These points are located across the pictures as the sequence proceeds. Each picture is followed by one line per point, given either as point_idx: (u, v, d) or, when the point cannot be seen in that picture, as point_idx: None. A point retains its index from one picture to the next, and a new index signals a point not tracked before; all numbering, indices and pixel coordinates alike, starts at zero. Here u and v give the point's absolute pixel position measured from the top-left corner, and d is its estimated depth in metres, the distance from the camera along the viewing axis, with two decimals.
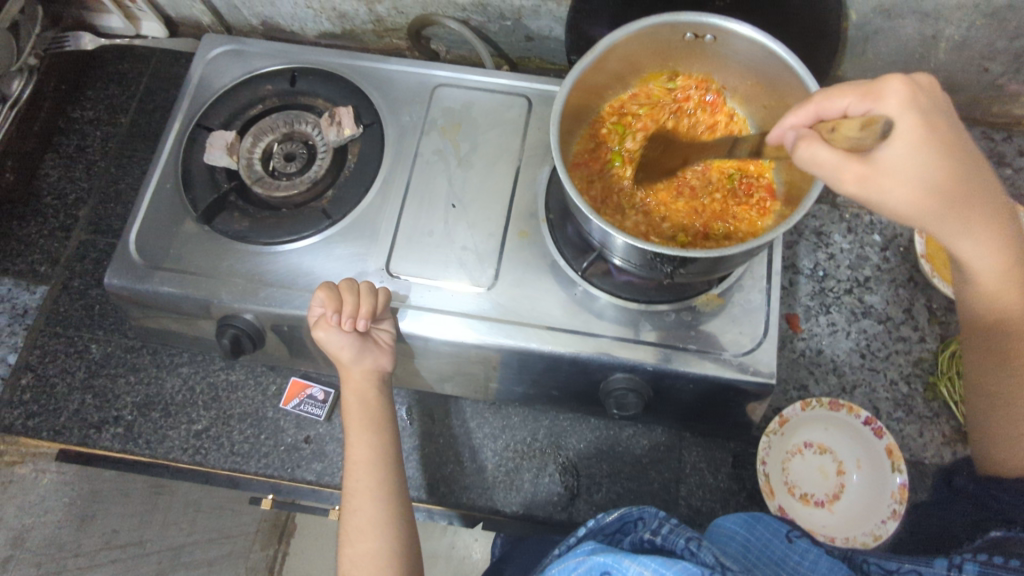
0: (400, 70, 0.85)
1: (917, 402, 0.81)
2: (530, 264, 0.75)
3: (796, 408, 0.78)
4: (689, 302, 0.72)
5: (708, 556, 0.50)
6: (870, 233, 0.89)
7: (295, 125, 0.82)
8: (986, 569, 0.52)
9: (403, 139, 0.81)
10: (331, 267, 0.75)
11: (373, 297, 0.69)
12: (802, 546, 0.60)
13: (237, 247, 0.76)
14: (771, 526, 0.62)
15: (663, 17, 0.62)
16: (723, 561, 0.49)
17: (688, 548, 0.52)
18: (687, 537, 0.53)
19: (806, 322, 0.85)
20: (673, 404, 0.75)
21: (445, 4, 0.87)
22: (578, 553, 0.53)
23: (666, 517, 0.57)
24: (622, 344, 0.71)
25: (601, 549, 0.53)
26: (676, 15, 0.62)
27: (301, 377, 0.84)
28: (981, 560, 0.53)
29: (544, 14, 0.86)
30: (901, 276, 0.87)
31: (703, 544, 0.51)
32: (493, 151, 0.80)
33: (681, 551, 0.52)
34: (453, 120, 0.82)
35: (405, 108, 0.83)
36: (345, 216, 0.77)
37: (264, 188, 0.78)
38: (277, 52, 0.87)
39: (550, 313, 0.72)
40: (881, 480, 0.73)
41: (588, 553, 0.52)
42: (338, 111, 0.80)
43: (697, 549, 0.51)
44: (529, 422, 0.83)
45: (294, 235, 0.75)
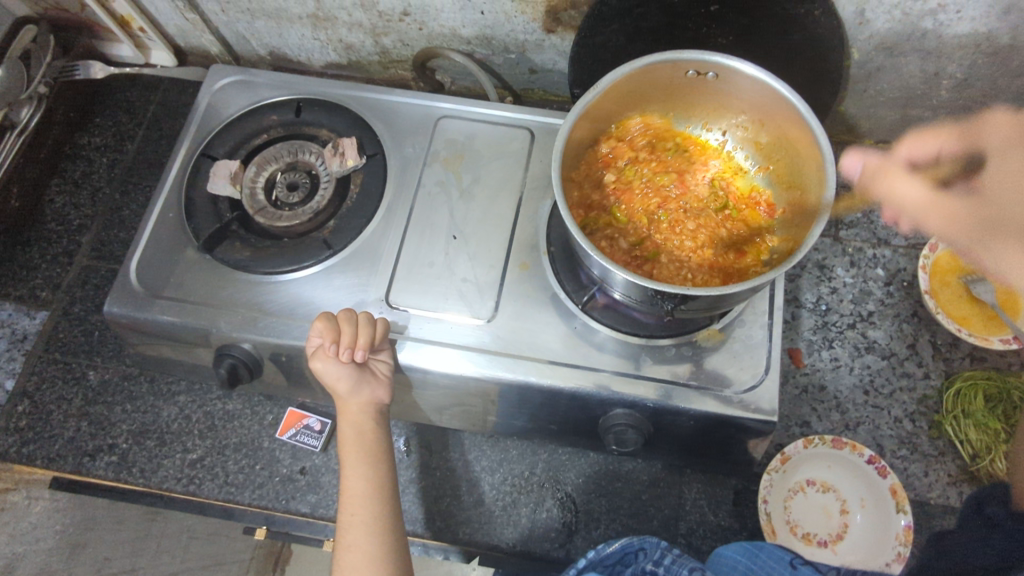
0: (404, 101, 0.86)
1: (922, 440, 0.80)
2: (529, 297, 0.74)
3: (797, 445, 0.76)
4: (690, 337, 0.72)
5: None
6: (873, 267, 0.89)
7: (299, 154, 0.83)
8: None
9: (406, 170, 0.81)
10: (331, 297, 0.75)
11: (371, 327, 0.69)
12: None
13: (237, 276, 0.76)
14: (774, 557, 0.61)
15: (664, 55, 0.63)
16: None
17: None
18: (691, 567, 0.57)
19: (808, 357, 0.84)
20: (673, 440, 0.74)
21: (450, 38, 0.88)
22: None
23: (669, 547, 0.59)
24: (622, 379, 0.70)
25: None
26: (678, 52, 0.62)
27: (298, 408, 0.84)
28: None
29: (547, 48, 0.86)
30: (904, 311, 0.86)
31: None
32: (495, 183, 0.80)
33: None
34: (456, 150, 0.82)
35: (408, 139, 0.83)
36: (346, 246, 0.77)
37: (266, 218, 0.79)
38: (283, 84, 0.88)
39: (550, 347, 0.72)
40: (886, 521, 0.72)
41: None
42: (342, 141, 0.81)
43: None
44: (526, 455, 0.82)
45: (295, 265, 0.76)
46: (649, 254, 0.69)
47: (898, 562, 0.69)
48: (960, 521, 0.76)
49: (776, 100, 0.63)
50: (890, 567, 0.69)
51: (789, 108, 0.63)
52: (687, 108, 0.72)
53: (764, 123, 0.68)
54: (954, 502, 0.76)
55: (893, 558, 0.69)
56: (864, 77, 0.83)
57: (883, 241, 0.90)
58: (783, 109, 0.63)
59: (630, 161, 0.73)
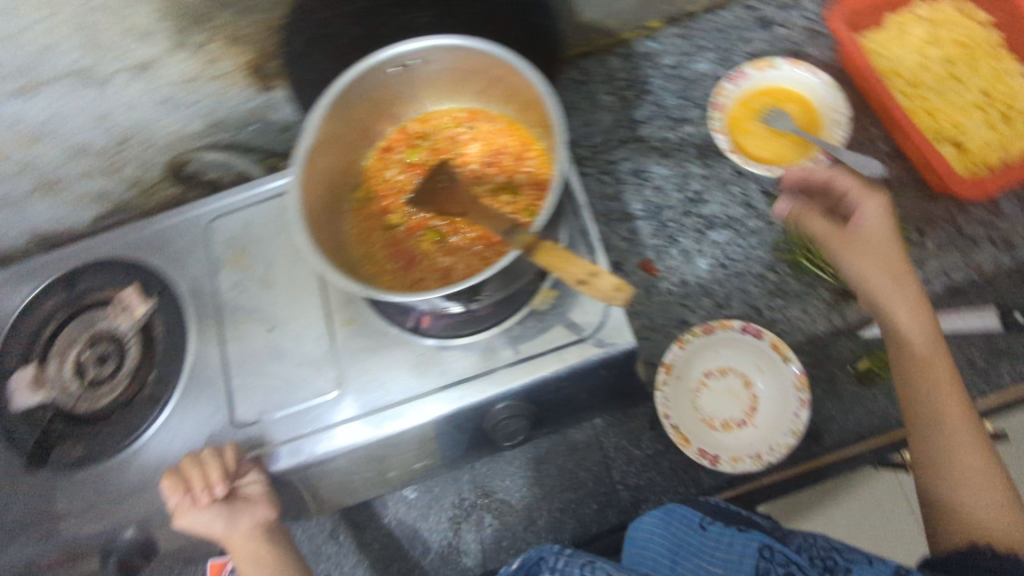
0: (169, 222, 0.82)
1: (790, 283, 0.80)
2: (368, 348, 0.72)
3: (675, 350, 0.76)
4: (528, 308, 0.71)
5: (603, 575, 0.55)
6: (682, 148, 0.87)
7: (93, 324, 0.79)
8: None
9: (200, 287, 0.78)
10: (180, 445, 0.72)
11: (220, 457, 0.67)
12: (716, 531, 0.65)
13: (79, 476, 0.71)
14: (684, 520, 0.67)
15: (355, 69, 0.62)
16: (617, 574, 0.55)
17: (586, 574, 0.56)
18: (582, 563, 0.57)
19: (660, 262, 0.82)
20: (563, 407, 0.74)
21: (181, 139, 0.83)
22: None
23: (563, 550, 0.60)
24: (486, 378, 0.70)
25: None
26: (366, 60, 0.62)
27: (217, 558, 0.78)
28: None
29: (278, 102, 0.82)
30: (726, 174, 0.85)
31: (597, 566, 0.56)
32: (288, 256, 0.77)
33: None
34: (238, 246, 0.79)
35: (189, 257, 0.79)
36: (174, 390, 0.74)
37: (88, 402, 0.75)
38: (49, 264, 0.84)
39: (404, 384, 0.70)
40: (781, 376, 0.73)
41: None
42: (124, 294, 0.78)
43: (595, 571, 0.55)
44: (449, 485, 0.81)
45: (132, 434, 0.72)
46: (445, 253, 0.67)
47: (805, 409, 0.70)
48: (849, 337, 0.77)
49: (475, 58, 0.64)
50: (801, 416, 0.70)
51: (489, 60, 0.63)
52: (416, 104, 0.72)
53: (485, 83, 0.68)
54: (838, 327, 0.77)
55: (799, 407, 0.71)
56: None
57: (680, 120, 0.88)
58: (485, 63, 0.63)
59: (395, 180, 0.73)
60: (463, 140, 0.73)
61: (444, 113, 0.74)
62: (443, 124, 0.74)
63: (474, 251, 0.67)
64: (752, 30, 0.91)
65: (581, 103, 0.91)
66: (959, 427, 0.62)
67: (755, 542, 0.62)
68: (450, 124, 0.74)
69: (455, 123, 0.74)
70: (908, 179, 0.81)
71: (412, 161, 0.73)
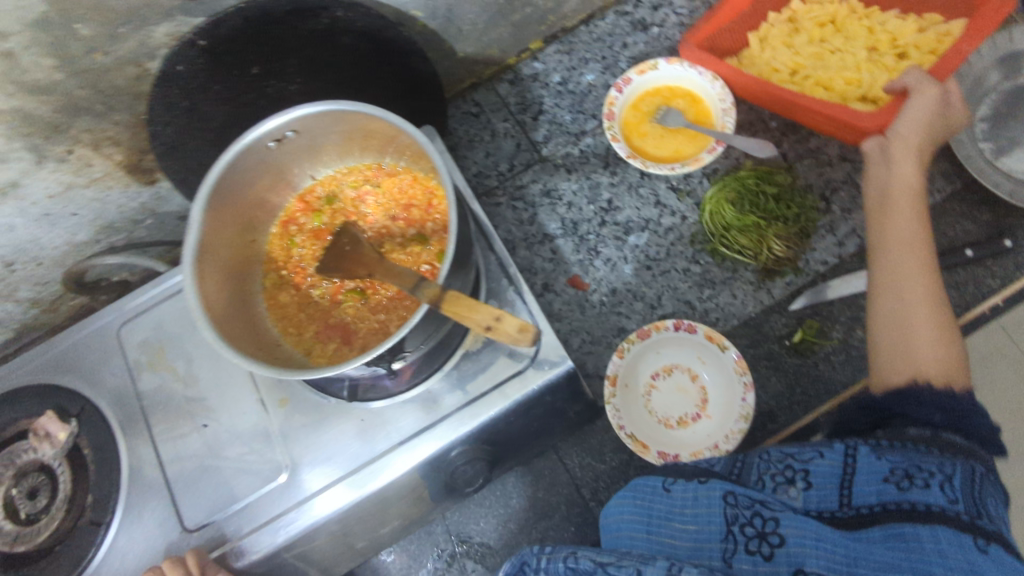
0: (73, 340, 0.77)
1: (715, 271, 0.81)
2: (309, 424, 0.71)
3: (615, 361, 0.74)
4: (461, 350, 0.70)
5: (588, 562, 0.52)
6: (587, 161, 0.88)
7: (13, 460, 0.74)
8: (880, 450, 0.53)
9: (122, 400, 0.74)
10: (135, 565, 0.69)
11: (182, 566, 0.65)
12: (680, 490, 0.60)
13: None
14: (648, 486, 0.62)
15: (232, 152, 0.60)
16: (599, 560, 0.51)
17: (569, 567, 0.52)
18: (565, 556, 0.53)
19: (588, 275, 0.83)
20: (517, 439, 0.73)
21: (75, 249, 0.79)
22: None
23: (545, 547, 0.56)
24: (432, 431, 0.69)
25: None
26: (242, 140, 0.60)
27: None
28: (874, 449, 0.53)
29: (170, 194, 0.80)
30: (633, 178, 0.86)
31: (581, 555, 0.52)
32: (207, 348, 0.74)
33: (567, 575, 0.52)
34: (154, 348, 0.75)
35: (103, 370, 0.75)
36: (115, 513, 0.70)
37: (27, 541, 0.72)
38: None
39: (354, 452, 0.69)
40: (722, 364, 0.74)
41: None
42: (40, 422, 0.74)
43: (577, 562, 0.52)
44: (425, 540, 0.79)
45: (79, 566, 0.69)
46: (366, 318, 0.67)
47: (750, 391, 0.71)
48: (780, 313, 0.78)
49: (354, 118, 0.62)
50: (747, 400, 0.71)
51: (368, 118, 0.62)
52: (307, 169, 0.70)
53: (371, 138, 0.67)
54: (767, 304, 0.79)
55: (744, 391, 0.71)
56: (450, 22, 0.80)
57: (579, 134, 0.89)
58: (365, 121, 0.62)
59: (303, 252, 0.72)
60: (364, 197, 0.73)
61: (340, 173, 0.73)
62: (341, 184, 0.73)
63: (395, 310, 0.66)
64: (631, 34, 0.92)
65: (481, 135, 0.92)
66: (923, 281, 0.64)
67: (718, 491, 0.58)
68: (348, 183, 0.73)
69: (352, 181, 0.73)
70: (803, 150, 0.84)
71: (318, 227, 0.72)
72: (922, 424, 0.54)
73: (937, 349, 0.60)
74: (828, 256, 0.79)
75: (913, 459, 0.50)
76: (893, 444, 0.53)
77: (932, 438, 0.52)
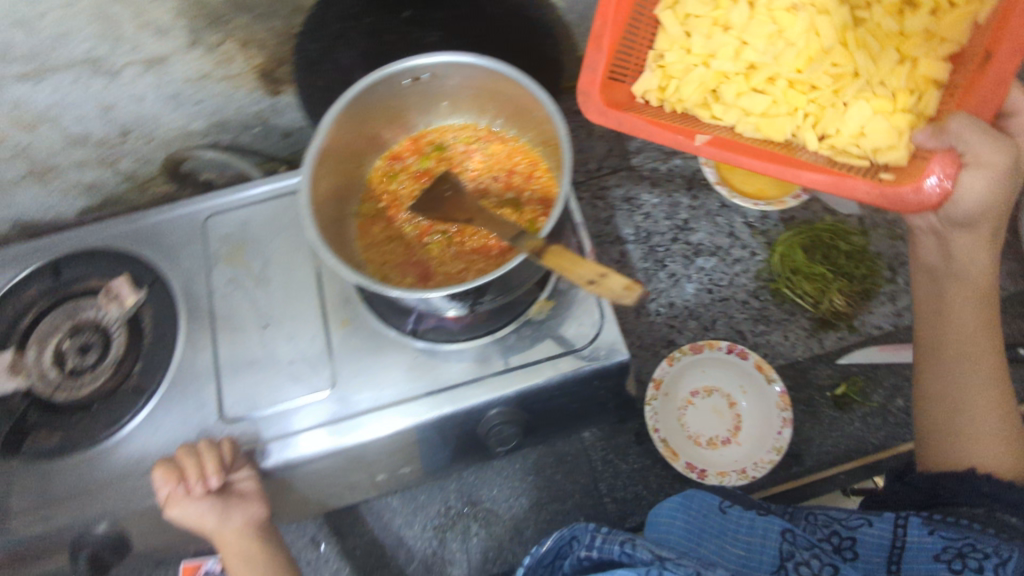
0: (164, 217, 0.81)
1: (773, 309, 0.83)
2: (364, 349, 0.73)
3: (664, 366, 0.78)
4: (525, 317, 0.73)
5: (645, 553, 0.57)
6: (672, 180, 0.91)
7: (77, 314, 0.77)
8: (929, 522, 0.61)
9: (192, 284, 0.76)
10: (165, 440, 0.70)
11: (217, 448, 0.67)
12: (735, 513, 0.65)
13: (58, 463, 0.70)
14: (705, 501, 0.67)
15: (372, 77, 0.64)
16: (659, 554, 0.57)
17: (625, 552, 0.58)
18: (623, 541, 0.59)
19: (650, 284, 0.86)
20: (557, 415, 0.75)
21: (184, 137, 0.83)
22: None
23: (598, 528, 0.61)
24: (479, 385, 0.71)
25: None
26: (383, 69, 0.64)
27: (191, 558, 0.79)
28: (924, 519, 0.62)
29: (285, 108, 0.84)
30: (713, 206, 0.89)
31: (638, 544, 0.58)
32: (285, 256, 0.77)
33: (620, 556, 0.58)
34: (234, 243, 0.78)
35: (182, 252, 0.78)
36: (160, 384, 0.73)
37: (68, 391, 0.73)
38: (32, 251, 0.80)
39: (400, 387, 0.71)
40: (765, 396, 0.75)
41: None
42: (112, 284, 0.77)
43: (634, 550, 0.57)
44: (436, 493, 0.81)
45: (114, 426, 0.71)
46: (449, 262, 0.69)
47: (788, 427, 0.72)
48: (828, 363, 0.80)
49: (489, 74, 0.66)
50: (783, 434, 0.72)
51: (503, 76, 0.65)
52: (427, 112, 0.74)
53: (496, 97, 0.71)
54: (818, 352, 0.80)
55: (782, 425, 0.73)
56: (579, 20, 0.87)
57: (670, 153, 0.93)
58: (498, 78, 0.66)
59: (402, 187, 0.75)
60: (472, 153, 0.76)
61: (456, 125, 0.77)
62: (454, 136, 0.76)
63: (478, 262, 0.69)
64: None
65: (577, 133, 0.96)
66: (976, 373, 0.65)
67: (777, 524, 0.63)
68: (460, 136, 0.76)
69: (464, 135, 0.76)
70: (881, 220, 0.86)
71: (421, 170, 0.76)
72: (975, 511, 0.61)
73: (999, 437, 0.63)
74: (886, 322, 0.80)
75: (964, 536, 0.59)
76: (946, 519, 0.61)
77: (989, 520, 0.59)
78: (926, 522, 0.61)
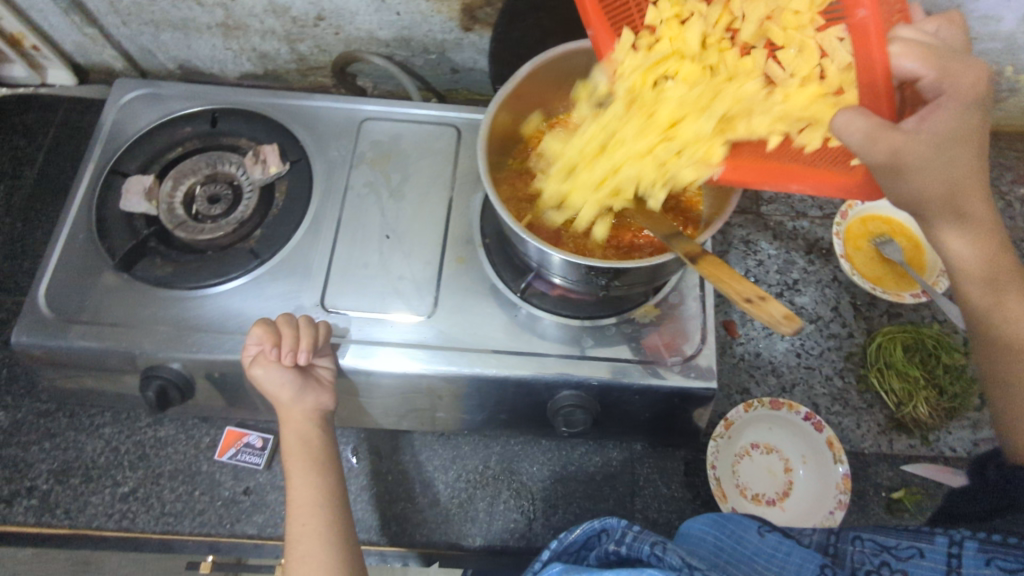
0: (326, 106, 0.85)
1: (853, 394, 0.83)
2: (469, 290, 0.75)
3: (740, 410, 0.78)
4: (629, 314, 0.74)
5: (675, 558, 0.48)
6: (794, 239, 0.92)
7: (219, 165, 0.80)
8: (987, 546, 0.47)
9: (333, 173, 0.80)
10: (262, 307, 0.72)
11: (313, 329, 0.68)
12: (773, 538, 0.56)
13: (160, 293, 0.72)
14: (743, 525, 0.58)
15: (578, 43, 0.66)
16: (690, 560, 0.47)
17: (654, 554, 0.49)
18: (653, 542, 0.50)
19: (743, 327, 0.87)
20: (623, 417, 0.75)
21: (367, 40, 0.87)
22: None
23: (631, 525, 0.53)
24: (565, 362, 0.71)
25: (569, 569, 0.50)
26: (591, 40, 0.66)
27: (236, 426, 0.81)
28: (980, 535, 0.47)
29: (467, 47, 0.88)
30: (825, 277, 0.90)
31: (670, 548, 0.49)
32: (425, 180, 0.80)
33: (647, 558, 0.49)
34: (382, 151, 0.82)
35: (332, 142, 0.82)
36: (275, 254, 0.75)
37: (187, 232, 0.75)
38: (197, 94, 0.86)
39: (492, 337, 0.72)
40: (826, 472, 0.75)
41: None
42: (262, 149, 0.80)
43: (664, 555, 0.48)
44: (479, 450, 0.82)
45: (222, 277, 0.73)
46: (587, 238, 0.70)
47: (840, 510, 0.72)
48: (893, 465, 0.79)
49: None
50: (835, 515, 0.71)
51: None
52: None
53: None
54: (886, 450, 0.80)
55: (835, 506, 0.72)
56: None
57: (800, 213, 0.95)
58: None
59: None
60: None
61: None
62: None
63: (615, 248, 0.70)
64: None
65: None
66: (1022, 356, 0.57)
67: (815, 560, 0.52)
68: None
69: None
70: None
71: None
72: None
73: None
74: (961, 445, 0.80)
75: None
76: (1002, 539, 0.47)
77: None
78: (981, 543, 0.47)
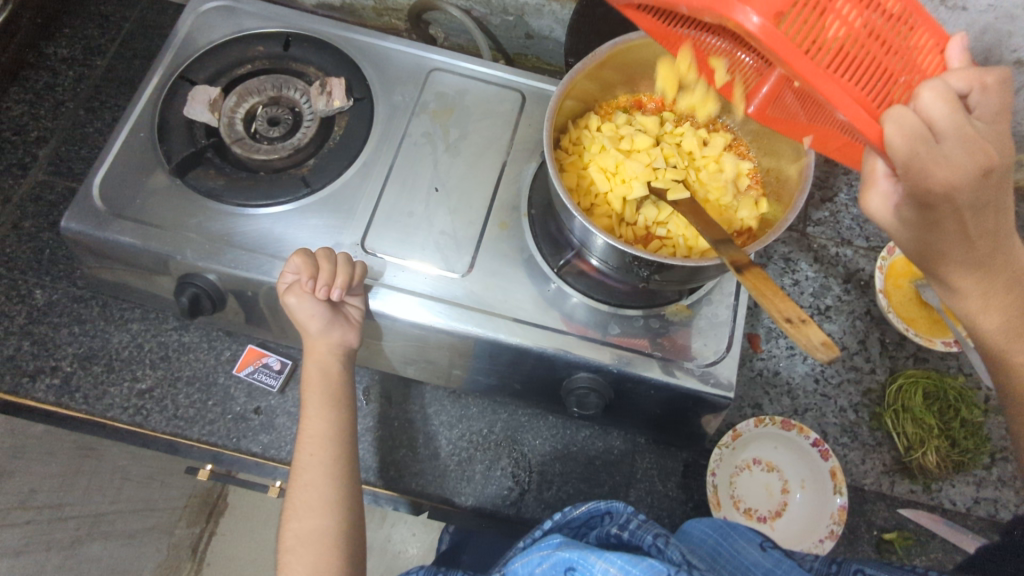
0: (397, 49, 0.85)
1: (865, 430, 0.83)
2: (506, 256, 0.75)
3: (749, 423, 0.79)
4: (659, 310, 0.73)
5: (676, 554, 0.48)
6: (835, 265, 0.91)
7: (283, 90, 0.81)
8: None
9: (393, 118, 0.80)
10: (303, 237, 0.73)
11: (350, 267, 0.69)
12: (775, 555, 0.55)
13: (208, 205, 0.73)
14: (744, 536, 0.59)
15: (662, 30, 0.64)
16: (691, 560, 0.48)
17: (655, 545, 0.50)
18: (656, 533, 0.51)
19: (766, 343, 0.87)
20: (633, 408, 0.76)
21: None
22: (544, 546, 0.50)
23: (636, 512, 0.54)
24: (587, 344, 0.70)
25: (569, 543, 0.50)
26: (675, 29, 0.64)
27: (257, 346, 0.83)
28: None
29: (546, 14, 0.87)
30: (859, 309, 0.89)
31: (672, 543, 0.50)
32: (482, 140, 0.80)
33: (647, 548, 0.50)
34: (445, 104, 0.82)
35: (398, 87, 0.82)
36: (325, 187, 0.75)
37: (244, 148, 0.77)
38: (272, 15, 0.85)
39: (520, 306, 0.72)
40: (823, 500, 0.75)
41: (554, 546, 0.49)
42: (329, 81, 0.79)
43: (666, 547, 0.49)
44: (486, 414, 0.83)
45: (269, 200, 0.74)
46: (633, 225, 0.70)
47: (830, 540, 0.72)
48: (890, 506, 0.79)
49: None
50: (824, 544, 0.72)
51: None
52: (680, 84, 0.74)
53: None
54: (886, 490, 0.80)
55: (826, 535, 0.73)
56: None
57: (846, 241, 0.93)
58: None
59: None
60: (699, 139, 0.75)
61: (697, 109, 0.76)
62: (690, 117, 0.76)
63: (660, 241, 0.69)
64: None
65: None
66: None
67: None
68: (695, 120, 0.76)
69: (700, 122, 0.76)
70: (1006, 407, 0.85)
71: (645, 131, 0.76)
72: None
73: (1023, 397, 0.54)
74: (962, 499, 0.80)
75: None
76: None
77: None
78: None
